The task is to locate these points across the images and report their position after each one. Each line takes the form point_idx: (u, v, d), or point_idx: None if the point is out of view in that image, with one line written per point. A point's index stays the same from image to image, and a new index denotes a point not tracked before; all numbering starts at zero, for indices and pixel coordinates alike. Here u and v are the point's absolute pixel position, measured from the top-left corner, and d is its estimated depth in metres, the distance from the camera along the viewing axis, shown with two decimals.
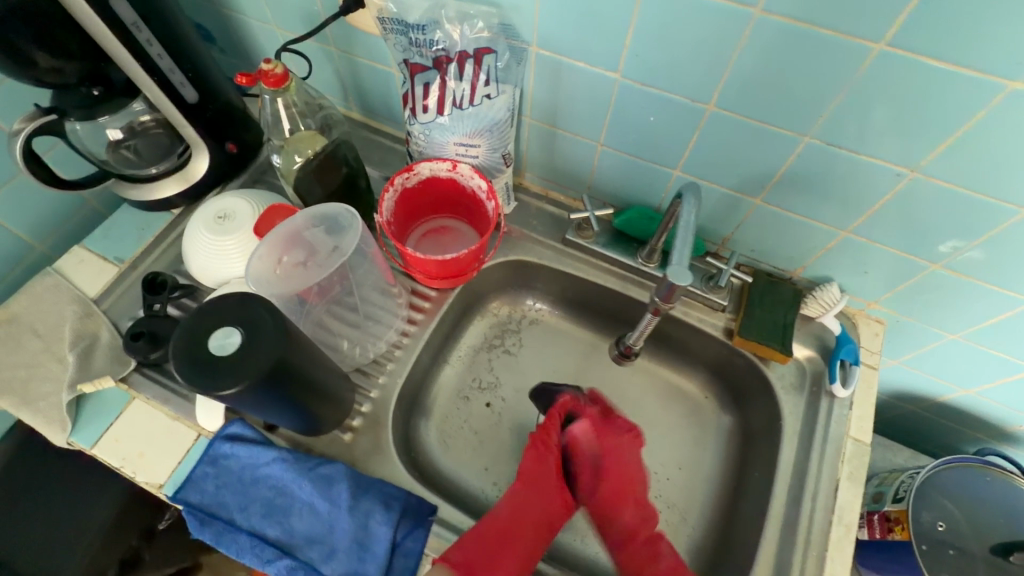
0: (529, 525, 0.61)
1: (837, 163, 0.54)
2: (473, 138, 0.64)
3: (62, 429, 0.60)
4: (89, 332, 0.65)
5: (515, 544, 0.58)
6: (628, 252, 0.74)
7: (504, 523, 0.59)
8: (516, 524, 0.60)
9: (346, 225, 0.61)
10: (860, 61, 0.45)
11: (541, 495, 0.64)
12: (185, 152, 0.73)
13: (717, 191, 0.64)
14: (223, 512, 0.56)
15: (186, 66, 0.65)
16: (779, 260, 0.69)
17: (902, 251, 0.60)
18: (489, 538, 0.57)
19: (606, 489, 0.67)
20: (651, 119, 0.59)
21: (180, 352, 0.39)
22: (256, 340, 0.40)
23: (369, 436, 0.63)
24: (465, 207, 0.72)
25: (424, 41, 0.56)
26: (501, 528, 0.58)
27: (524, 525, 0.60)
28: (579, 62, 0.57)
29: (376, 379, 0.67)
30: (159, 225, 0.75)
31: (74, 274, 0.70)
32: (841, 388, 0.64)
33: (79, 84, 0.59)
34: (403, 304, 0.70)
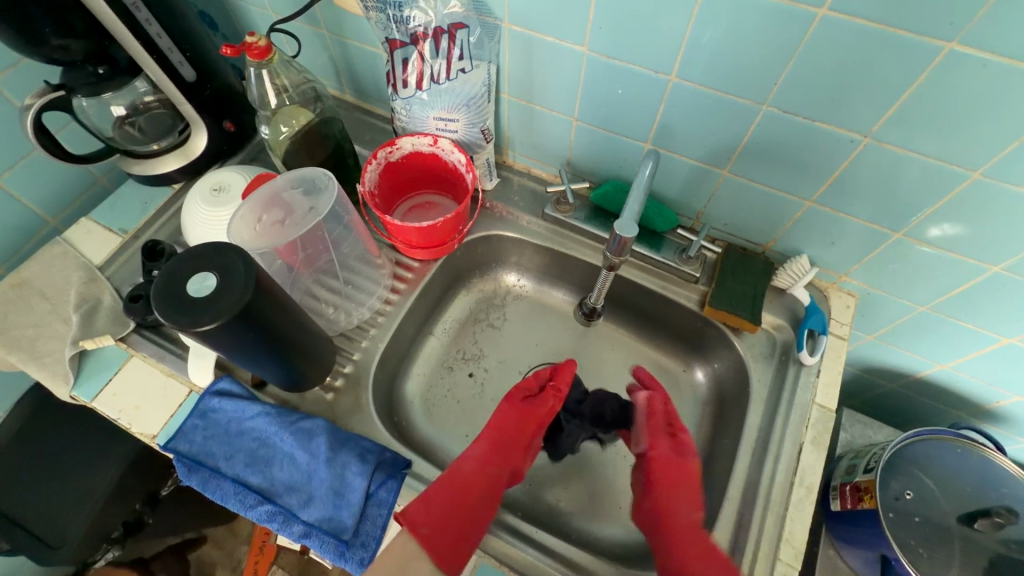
0: (491, 485, 0.58)
1: (795, 131, 0.56)
2: (451, 112, 0.67)
3: (66, 383, 0.64)
4: (93, 295, 0.70)
5: (478, 504, 0.56)
6: (605, 226, 0.76)
7: (465, 483, 0.57)
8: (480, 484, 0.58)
9: (324, 185, 0.63)
10: (807, 27, 0.47)
11: (508, 454, 0.62)
12: (185, 130, 0.77)
13: (687, 164, 0.66)
14: (210, 460, 0.59)
15: (185, 47, 0.70)
16: (751, 233, 0.71)
17: (866, 221, 0.61)
18: (451, 496, 0.55)
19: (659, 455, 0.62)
20: (619, 92, 0.62)
21: (160, 292, 0.43)
22: (231, 282, 0.44)
23: (350, 395, 0.66)
24: (448, 182, 0.75)
25: (401, 17, 0.59)
26: (461, 488, 0.56)
27: (488, 485, 0.58)
28: (548, 37, 0.60)
29: (360, 343, 0.70)
30: (161, 199, 0.80)
31: (81, 243, 0.75)
32: (808, 356, 0.65)
33: (85, 62, 0.63)
34: (387, 274, 0.74)
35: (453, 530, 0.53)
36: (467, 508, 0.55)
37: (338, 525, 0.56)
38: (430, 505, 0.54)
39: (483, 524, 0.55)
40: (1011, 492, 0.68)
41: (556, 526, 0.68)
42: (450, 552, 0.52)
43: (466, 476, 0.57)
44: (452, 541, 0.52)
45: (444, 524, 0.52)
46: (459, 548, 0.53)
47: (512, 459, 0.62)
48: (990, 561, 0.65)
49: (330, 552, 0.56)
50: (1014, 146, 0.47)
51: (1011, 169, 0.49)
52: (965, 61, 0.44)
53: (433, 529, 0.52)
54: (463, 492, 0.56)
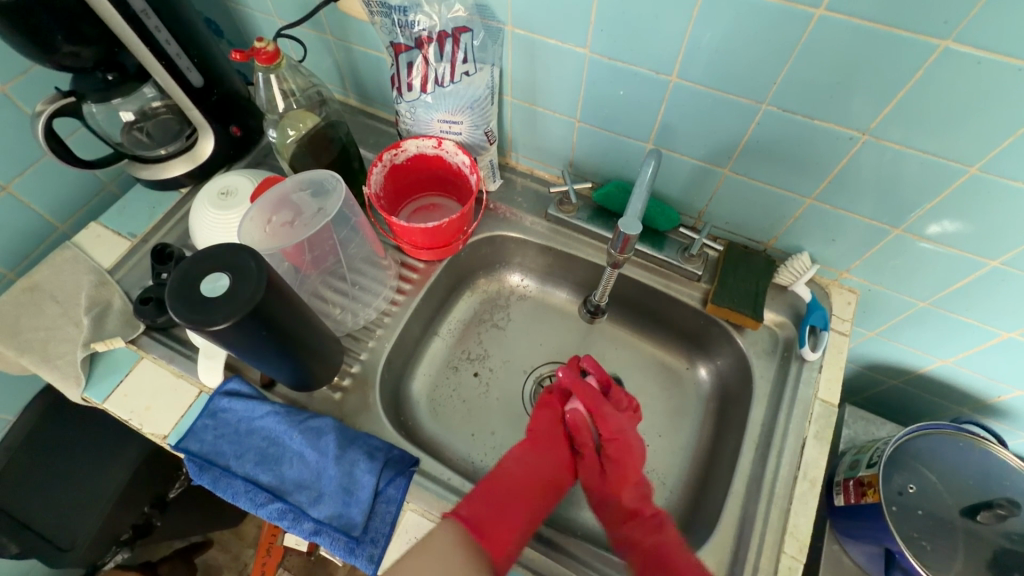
0: (542, 482, 0.61)
1: (795, 130, 0.57)
2: (455, 115, 0.68)
3: (77, 385, 0.65)
4: (104, 298, 0.70)
5: (529, 501, 0.58)
6: (608, 226, 0.77)
7: (513, 480, 0.59)
8: (527, 479, 0.60)
9: (331, 188, 0.64)
10: (805, 26, 0.48)
11: (551, 455, 0.64)
12: (192, 135, 0.78)
13: (688, 163, 0.67)
14: (220, 459, 0.60)
15: (192, 53, 0.71)
16: (751, 231, 0.72)
17: (866, 218, 0.62)
18: (496, 490, 0.57)
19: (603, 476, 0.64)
20: (621, 92, 0.62)
21: (175, 292, 0.44)
22: (243, 282, 0.45)
23: (358, 394, 0.67)
24: (452, 184, 0.76)
25: (406, 22, 0.61)
26: (510, 485, 0.58)
27: (541, 482, 0.61)
28: (550, 39, 0.61)
29: (366, 344, 0.71)
30: (169, 203, 0.81)
31: (91, 247, 0.76)
32: (809, 352, 0.66)
33: (94, 69, 0.64)
34: (392, 275, 0.75)
35: (507, 522, 0.55)
36: (520, 500, 0.57)
37: (348, 521, 0.57)
38: (485, 499, 0.56)
39: (527, 520, 0.56)
40: (1014, 484, 0.68)
41: (562, 523, 0.69)
42: (495, 540, 0.53)
43: (513, 475, 0.59)
44: (509, 532, 0.54)
45: (490, 516, 0.54)
46: (505, 540, 0.54)
47: (556, 457, 0.64)
48: (993, 554, 0.66)
49: (340, 549, 0.56)
50: (1009, 141, 0.48)
51: (1006, 164, 0.50)
52: (960, 58, 0.45)
53: (487, 520, 0.54)
54: (515, 487, 0.58)
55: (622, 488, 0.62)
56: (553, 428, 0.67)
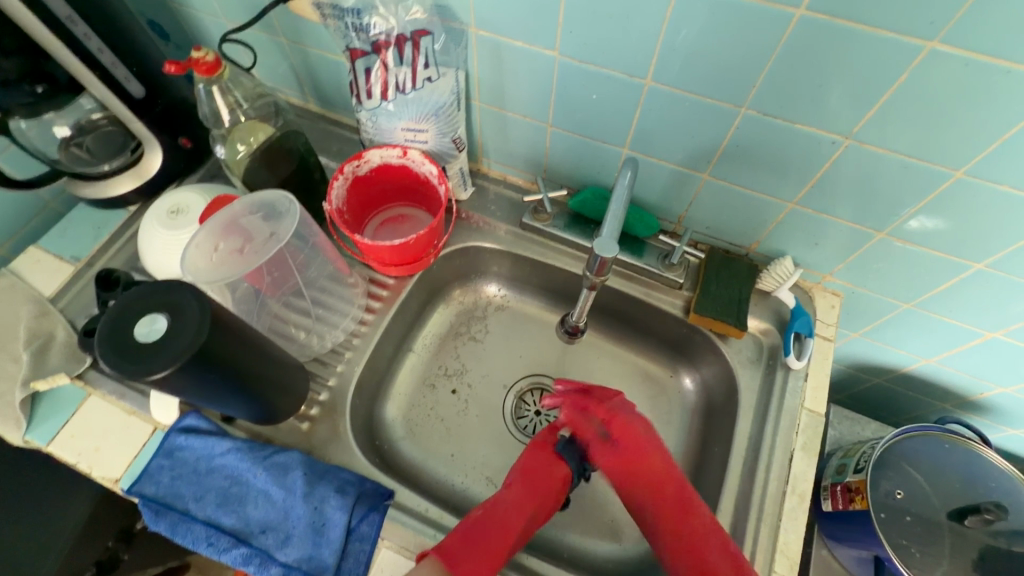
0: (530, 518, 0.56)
1: (776, 133, 0.54)
2: (420, 123, 0.64)
3: (17, 427, 0.60)
4: (45, 330, 0.65)
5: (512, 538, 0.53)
6: (586, 233, 0.74)
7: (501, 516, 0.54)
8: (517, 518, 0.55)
9: (285, 209, 0.60)
10: (784, 28, 0.45)
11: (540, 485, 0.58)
12: (138, 148, 0.72)
13: (667, 168, 0.64)
14: (179, 503, 0.56)
15: (130, 61, 0.65)
16: (733, 235, 0.69)
17: (851, 222, 0.60)
18: (486, 533, 0.52)
19: (616, 459, 0.60)
20: (593, 96, 0.59)
21: (104, 339, 0.39)
22: (182, 323, 0.40)
23: (327, 424, 0.63)
24: (421, 195, 0.72)
25: (361, 25, 0.56)
26: (498, 523, 0.54)
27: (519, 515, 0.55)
28: (517, 41, 0.57)
29: (335, 368, 0.67)
30: (115, 223, 0.75)
31: (30, 274, 0.70)
32: (795, 360, 0.64)
33: (20, 81, 0.58)
34: (361, 293, 0.70)
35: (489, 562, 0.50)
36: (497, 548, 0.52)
37: (319, 564, 0.54)
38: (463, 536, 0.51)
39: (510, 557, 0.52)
40: (999, 486, 0.68)
41: (547, 546, 0.66)
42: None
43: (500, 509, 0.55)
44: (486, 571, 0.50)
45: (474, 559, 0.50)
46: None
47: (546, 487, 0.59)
48: (979, 554, 0.66)
49: None
50: (996, 145, 0.46)
51: (993, 168, 0.48)
52: (946, 60, 0.42)
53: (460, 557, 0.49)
54: (501, 528, 0.53)
55: (642, 468, 0.59)
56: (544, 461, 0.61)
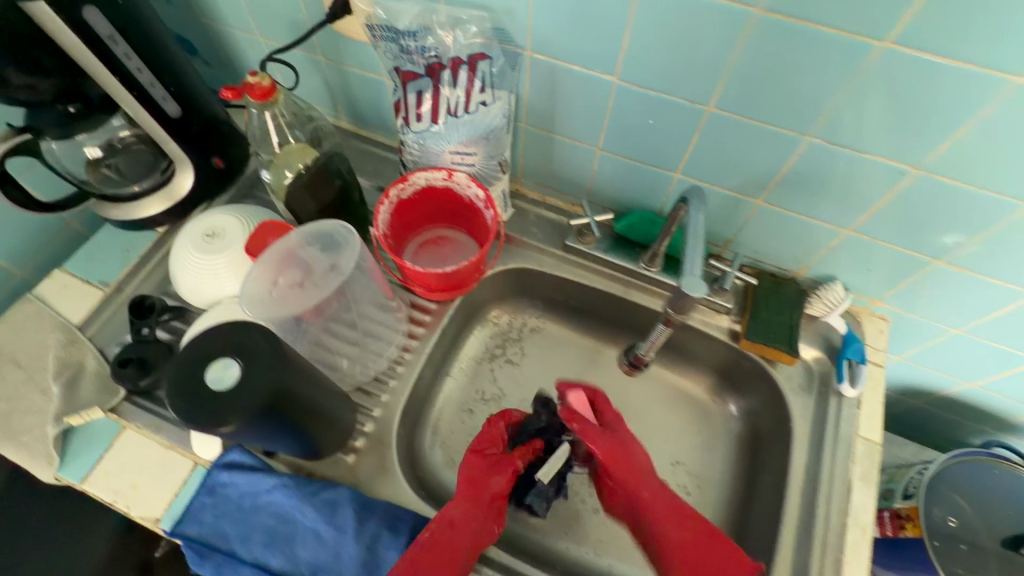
0: (482, 518, 0.57)
1: (842, 163, 0.53)
2: (469, 146, 0.62)
3: (49, 464, 0.57)
4: (75, 360, 0.62)
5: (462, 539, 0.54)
6: (632, 256, 0.72)
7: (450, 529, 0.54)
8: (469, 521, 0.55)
9: (344, 240, 0.59)
10: (864, 58, 0.44)
11: (491, 488, 0.59)
12: (170, 167, 0.70)
13: (719, 193, 0.63)
14: (222, 543, 0.54)
15: (168, 81, 0.63)
16: (782, 259, 0.68)
17: (907, 249, 0.59)
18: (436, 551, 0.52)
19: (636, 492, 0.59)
20: (650, 121, 0.58)
21: (175, 388, 0.37)
22: (254, 368, 0.38)
23: (372, 456, 0.61)
24: (463, 218, 0.71)
25: (416, 47, 0.55)
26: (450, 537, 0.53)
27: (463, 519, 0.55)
28: (575, 66, 0.56)
29: (379, 397, 0.65)
30: (144, 245, 0.72)
31: (56, 300, 0.67)
32: (848, 388, 0.64)
33: (54, 101, 0.57)
34: (403, 318, 0.68)
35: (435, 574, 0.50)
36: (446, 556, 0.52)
37: None
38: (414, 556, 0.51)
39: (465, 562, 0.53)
40: None
41: None
42: None
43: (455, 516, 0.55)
44: None
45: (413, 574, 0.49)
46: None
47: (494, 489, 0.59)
48: None
49: None
50: None
51: None
52: None
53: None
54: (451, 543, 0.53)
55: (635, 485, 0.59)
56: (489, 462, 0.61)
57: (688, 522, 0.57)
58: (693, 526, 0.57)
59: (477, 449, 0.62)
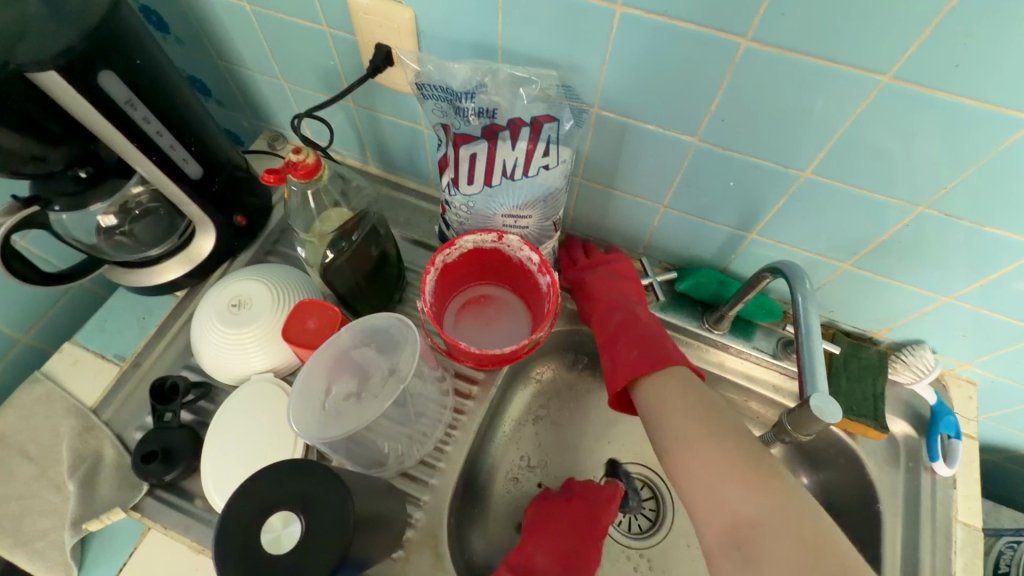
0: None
1: (953, 232, 0.48)
2: (524, 208, 0.56)
3: (67, 574, 0.53)
4: (92, 450, 0.56)
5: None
6: (694, 316, 0.66)
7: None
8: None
9: (401, 338, 0.54)
10: (1007, 132, 0.39)
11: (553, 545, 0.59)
12: (189, 228, 0.64)
13: (799, 256, 0.57)
14: None
15: (189, 140, 0.57)
16: (861, 321, 0.63)
17: (1013, 318, 0.53)
18: None
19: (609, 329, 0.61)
20: (730, 183, 0.52)
21: (229, 553, 0.31)
22: (318, 524, 0.32)
23: (423, 553, 0.55)
24: (511, 279, 0.65)
25: (471, 109, 0.50)
26: None
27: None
28: (650, 125, 0.50)
29: (428, 483, 0.59)
30: (162, 311, 0.66)
31: (68, 378, 0.61)
32: (944, 466, 0.58)
33: (65, 168, 0.51)
34: (449, 392, 0.62)
35: None
36: None
37: None
38: None
39: None
40: None
41: None
42: None
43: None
44: None
45: None
46: None
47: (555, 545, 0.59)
48: None
49: None
50: None
51: None
52: None
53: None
54: None
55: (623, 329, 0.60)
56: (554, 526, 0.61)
57: (623, 356, 0.57)
58: (637, 345, 0.58)
59: (575, 495, 0.64)
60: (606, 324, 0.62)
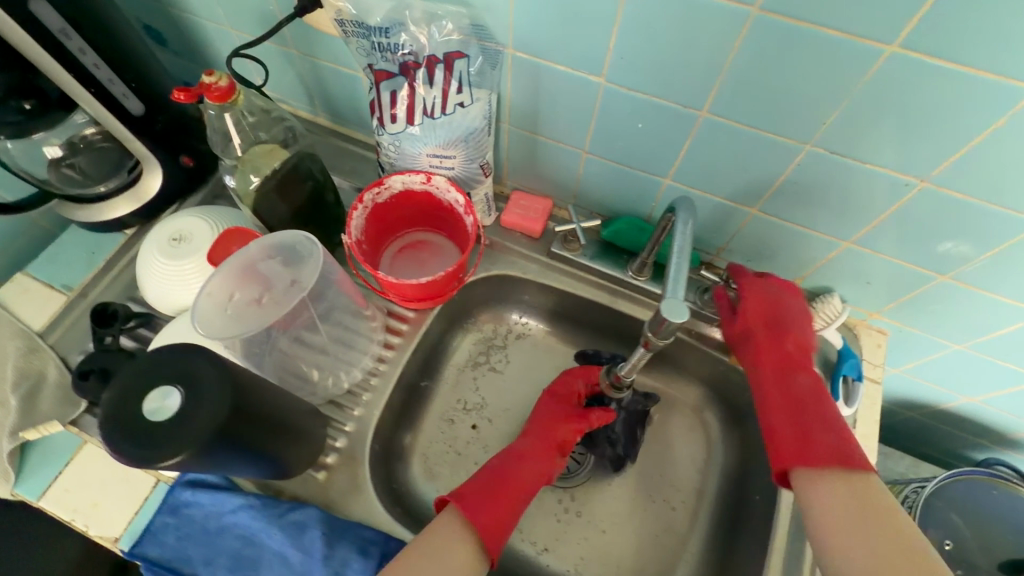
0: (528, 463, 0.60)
1: (842, 172, 0.50)
2: (447, 148, 0.59)
3: (5, 480, 0.55)
4: (35, 370, 0.59)
5: (518, 485, 0.57)
6: (619, 264, 0.69)
7: (503, 470, 0.58)
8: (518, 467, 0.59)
9: (307, 254, 0.56)
10: (869, 65, 0.41)
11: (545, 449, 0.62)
12: (137, 167, 0.67)
13: (711, 202, 0.60)
14: (186, 567, 0.51)
15: (129, 76, 0.59)
16: (775, 269, 0.65)
17: (908, 263, 0.56)
18: (493, 483, 0.56)
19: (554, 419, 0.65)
20: (639, 125, 0.54)
21: (112, 422, 0.35)
22: (195, 399, 0.35)
23: (345, 473, 0.59)
24: (443, 222, 0.68)
25: (389, 44, 0.52)
26: (504, 476, 0.57)
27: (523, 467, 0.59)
28: (559, 66, 0.52)
29: (353, 411, 0.62)
30: (111, 247, 0.69)
31: (18, 305, 0.65)
32: (842, 406, 0.61)
33: (7, 98, 0.52)
34: (379, 328, 0.65)
35: (494, 499, 0.54)
36: (502, 489, 0.56)
37: None
38: (479, 485, 0.55)
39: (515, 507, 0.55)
40: None
41: None
42: (486, 512, 0.53)
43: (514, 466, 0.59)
44: (500, 512, 0.54)
45: (485, 499, 0.54)
46: (498, 511, 0.54)
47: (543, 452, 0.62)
48: None
49: None
50: None
51: None
52: None
53: (483, 512, 0.52)
54: (505, 478, 0.57)
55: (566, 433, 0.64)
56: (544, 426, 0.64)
57: (818, 438, 0.52)
58: (831, 429, 0.52)
59: (558, 397, 0.68)
60: (772, 346, 0.59)
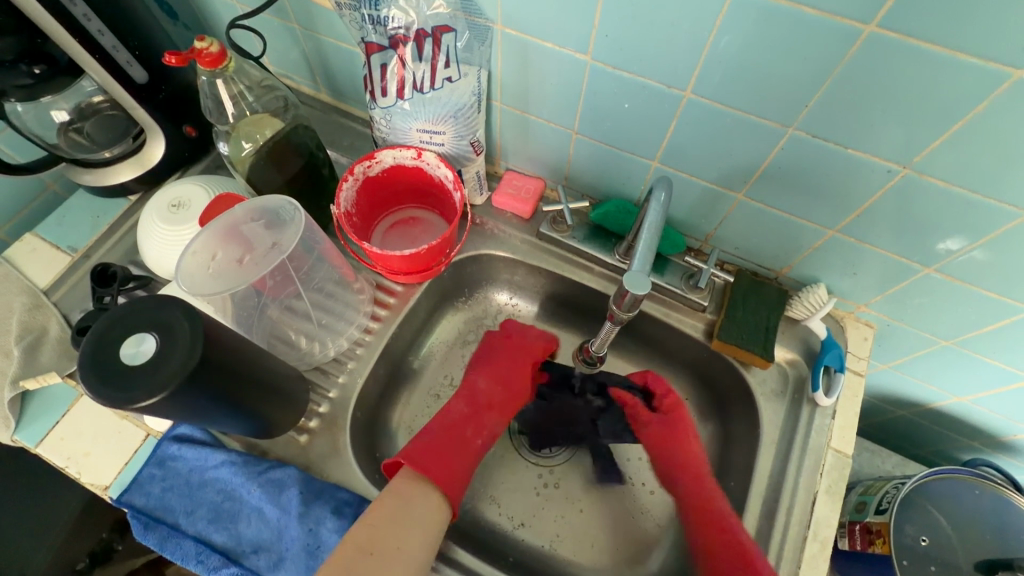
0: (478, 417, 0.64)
1: (825, 157, 0.50)
2: (437, 124, 0.60)
3: (6, 427, 0.58)
4: (38, 324, 0.62)
5: (469, 439, 0.61)
6: (607, 247, 0.70)
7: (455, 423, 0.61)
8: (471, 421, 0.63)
9: (288, 217, 0.57)
10: (849, 45, 0.41)
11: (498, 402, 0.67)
12: (140, 135, 0.69)
13: (698, 185, 0.60)
14: (168, 516, 0.54)
15: (132, 44, 0.61)
16: (763, 258, 0.65)
17: (896, 254, 0.55)
18: (442, 437, 0.59)
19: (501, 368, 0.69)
20: (625, 105, 0.55)
21: (89, 363, 0.37)
22: (169, 344, 0.37)
23: (326, 438, 0.61)
24: (434, 198, 0.69)
25: (379, 18, 0.52)
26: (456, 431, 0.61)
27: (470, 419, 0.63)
28: (547, 42, 0.52)
29: (337, 379, 0.64)
30: (115, 212, 0.72)
31: (25, 263, 0.67)
32: (823, 396, 0.61)
33: (18, 61, 0.54)
34: (367, 300, 0.67)
35: (444, 453, 0.58)
36: (454, 442, 0.60)
37: None
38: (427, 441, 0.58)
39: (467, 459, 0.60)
40: None
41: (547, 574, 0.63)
42: (437, 467, 0.56)
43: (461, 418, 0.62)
44: (450, 465, 0.57)
45: (438, 454, 0.57)
46: (449, 464, 0.57)
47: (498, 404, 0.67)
48: None
49: None
50: None
51: None
52: None
53: (428, 464, 0.55)
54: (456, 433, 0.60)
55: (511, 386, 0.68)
56: (498, 376, 0.68)
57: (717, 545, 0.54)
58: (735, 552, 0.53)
59: (510, 350, 0.70)
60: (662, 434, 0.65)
